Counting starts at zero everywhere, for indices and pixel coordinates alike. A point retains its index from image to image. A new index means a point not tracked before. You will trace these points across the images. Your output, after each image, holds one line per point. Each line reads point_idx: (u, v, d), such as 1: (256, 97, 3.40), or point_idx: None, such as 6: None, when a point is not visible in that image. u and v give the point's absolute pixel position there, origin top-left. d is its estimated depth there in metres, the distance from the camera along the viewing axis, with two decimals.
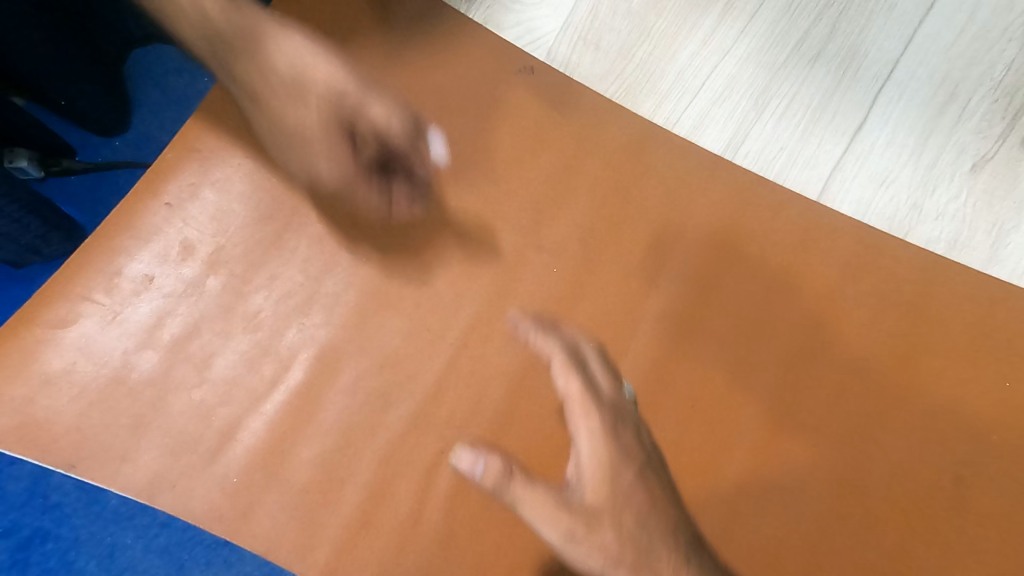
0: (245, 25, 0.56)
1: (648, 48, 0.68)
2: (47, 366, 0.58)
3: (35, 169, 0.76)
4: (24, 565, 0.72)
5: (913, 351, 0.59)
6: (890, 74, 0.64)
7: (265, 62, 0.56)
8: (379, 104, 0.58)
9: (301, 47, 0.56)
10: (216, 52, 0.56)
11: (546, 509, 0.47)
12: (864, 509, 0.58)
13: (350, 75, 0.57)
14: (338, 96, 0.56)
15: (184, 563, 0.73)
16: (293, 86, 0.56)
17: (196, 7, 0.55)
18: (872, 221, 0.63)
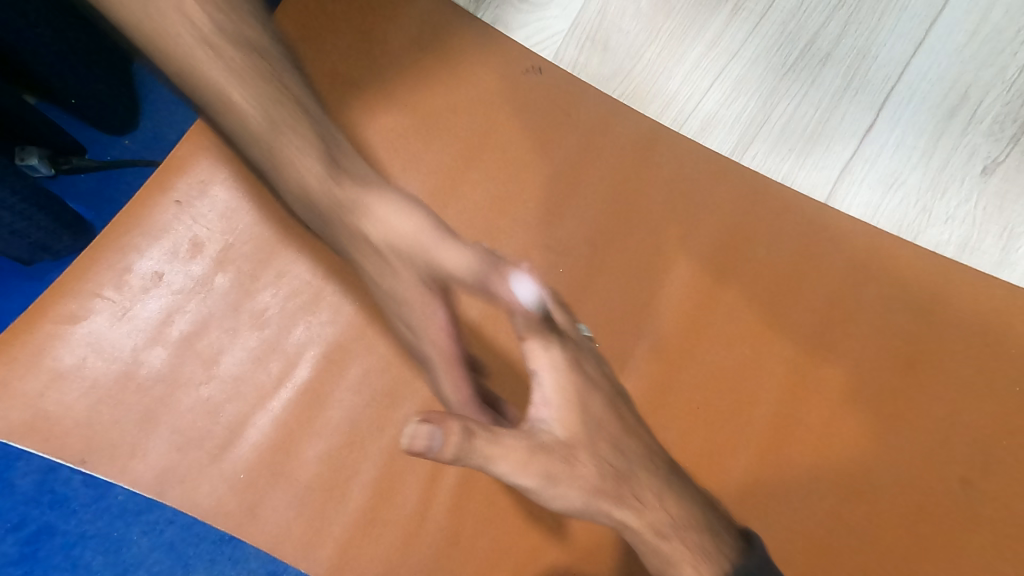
0: (339, 185, 0.51)
1: (656, 49, 0.68)
2: (58, 360, 0.59)
3: (46, 167, 0.76)
4: (32, 560, 0.73)
5: (921, 354, 0.59)
6: (900, 76, 0.64)
7: (357, 230, 0.51)
8: (459, 252, 0.47)
9: (390, 204, 0.50)
10: (319, 223, 0.53)
11: (525, 459, 0.43)
12: (871, 512, 0.57)
13: (434, 232, 0.48)
14: (423, 260, 0.48)
15: (189, 560, 0.73)
16: (383, 252, 0.50)
17: (298, 179, 0.52)
18: (880, 222, 0.63)
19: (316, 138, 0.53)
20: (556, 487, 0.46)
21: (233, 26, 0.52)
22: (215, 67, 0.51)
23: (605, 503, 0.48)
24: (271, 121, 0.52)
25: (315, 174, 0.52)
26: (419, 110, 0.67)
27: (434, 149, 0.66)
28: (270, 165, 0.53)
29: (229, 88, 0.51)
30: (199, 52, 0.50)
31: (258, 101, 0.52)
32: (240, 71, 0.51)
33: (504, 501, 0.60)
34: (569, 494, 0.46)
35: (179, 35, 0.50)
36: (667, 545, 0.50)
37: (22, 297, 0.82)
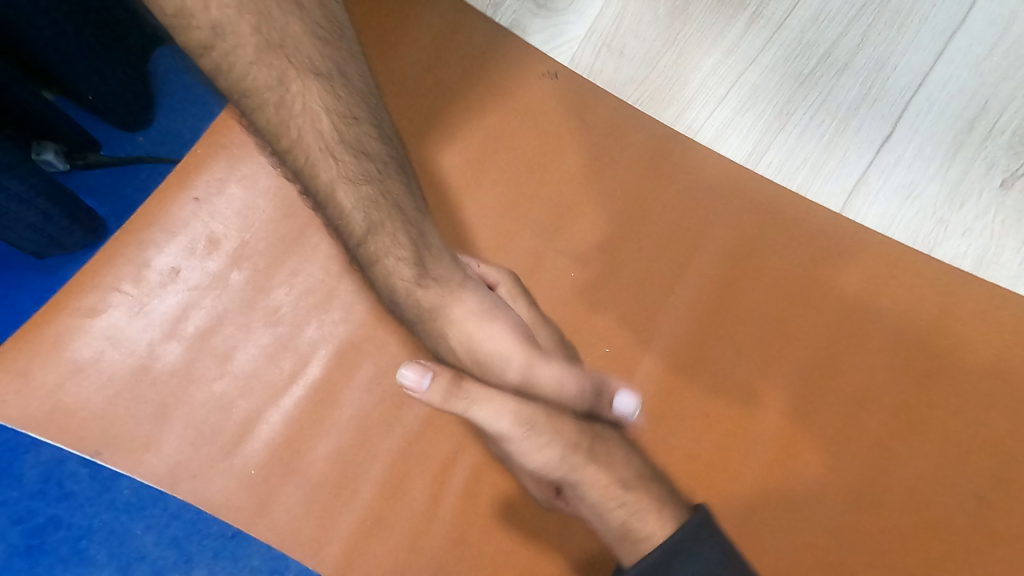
0: (434, 298, 0.56)
1: (672, 56, 0.68)
2: (75, 353, 0.60)
3: (61, 162, 0.78)
4: (37, 553, 0.74)
5: (934, 367, 0.59)
6: (919, 87, 0.64)
7: (449, 334, 0.57)
8: (545, 373, 0.58)
9: (484, 319, 0.58)
10: (409, 320, 0.57)
11: (495, 404, 0.55)
12: (880, 525, 0.57)
13: (528, 356, 0.58)
14: (511, 372, 0.58)
15: (192, 555, 0.73)
16: (474, 358, 0.58)
17: (390, 281, 0.54)
18: (896, 234, 0.63)
19: (412, 247, 0.53)
20: (528, 438, 0.56)
21: (352, 128, 0.47)
22: (331, 173, 0.48)
23: (578, 460, 0.57)
24: (373, 230, 0.51)
25: (407, 280, 0.54)
26: (435, 112, 0.67)
27: (448, 151, 0.67)
28: (365, 265, 0.54)
29: (339, 197, 0.48)
30: (320, 159, 0.47)
31: (360, 207, 0.49)
32: (355, 180, 0.48)
33: (511, 503, 0.61)
34: (543, 449, 0.57)
35: (302, 138, 0.46)
36: (631, 497, 0.57)
37: (31, 289, 0.82)
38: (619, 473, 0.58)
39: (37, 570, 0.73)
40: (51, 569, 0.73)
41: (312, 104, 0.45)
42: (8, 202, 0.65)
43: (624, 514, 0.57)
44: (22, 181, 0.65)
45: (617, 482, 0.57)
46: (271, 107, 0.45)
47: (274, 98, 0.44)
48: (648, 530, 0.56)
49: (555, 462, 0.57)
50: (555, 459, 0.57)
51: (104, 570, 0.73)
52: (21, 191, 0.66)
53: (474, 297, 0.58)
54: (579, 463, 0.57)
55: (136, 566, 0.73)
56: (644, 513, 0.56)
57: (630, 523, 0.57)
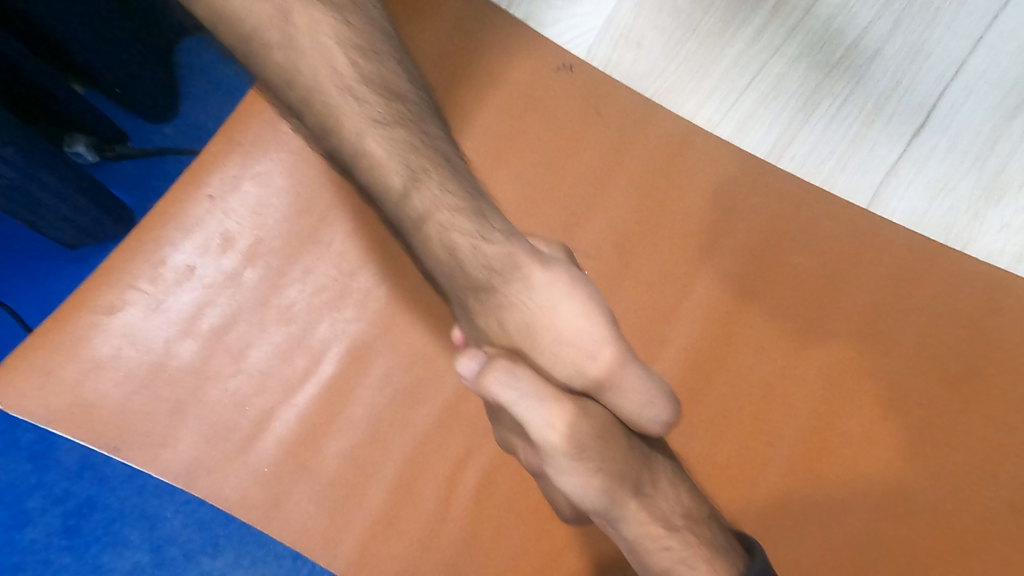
0: (500, 261, 0.50)
1: (692, 47, 0.66)
2: (94, 350, 0.60)
3: (91, 153, 0.85)
4: (75, 532, 0.82)
5: (967, 369, 0.56)
6: (956, 75, 0.61)
7: (522, 310, 0.51)
8: (635, 382, 0.50)
9: (568, 298, 0.51)
10: (466, 290, 0.52)
11: (545, 404, 0.48)
12: (906, 531, 0.55)
13: (619, 354, 0.50)
14: (595, 367, 0.50)
15: (220, 540, 0.82)
16: (552, 344, 0.51)
17: (444, 242, 0.51)
18: (927, 229, 0.60)
19: (462, 199, 0.51)
20: (573, 461, 0.49)
21: (371, 66, 0.49)
22: (355, 115, 0.48)
23: (623, 495, 0.50)
24: (414, 177, 0.49)
25: (467, 243, 0.50)
26: (449, 107, 0.66)
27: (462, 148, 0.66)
28: (413, 226, 0.51)
29: (367, 140, 0.49)
30: (341, 103, 0.48)
31: (395, 151, 0.49)
32: (382, 121, 0.49)
33: (524, 505, 0.60)
34: (586, 476, 0.49)
35: (317, 80, 0.48)
36: (677, 542, 0.50)
37: (66, 281, 0.90)
38: (666, 511, 0.51)
39: (75, 547, 0.81)
40: (87, 547, 0.82)
41: (321, 41, 0.47)
42: (42, 194, 0.71)
43: (669, 559, 0.51)
44: (53, 173, 0.70)
45: (662, 521, 0.51)
46: (279, 50, 0.48)
47: (280, 39, 0.47)
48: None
49: (597, 494, 0.49)
50: (597, 489, 0.49)
51: (135, 553, 0.82)
52: (51, 182, 0.70)
53: (562, 274, 0.51)
54: (624, 499, 0.50)
55: (166, 549, 0.82)
56: (693, 560, 0.50)
57: (675, 569, 0.50)
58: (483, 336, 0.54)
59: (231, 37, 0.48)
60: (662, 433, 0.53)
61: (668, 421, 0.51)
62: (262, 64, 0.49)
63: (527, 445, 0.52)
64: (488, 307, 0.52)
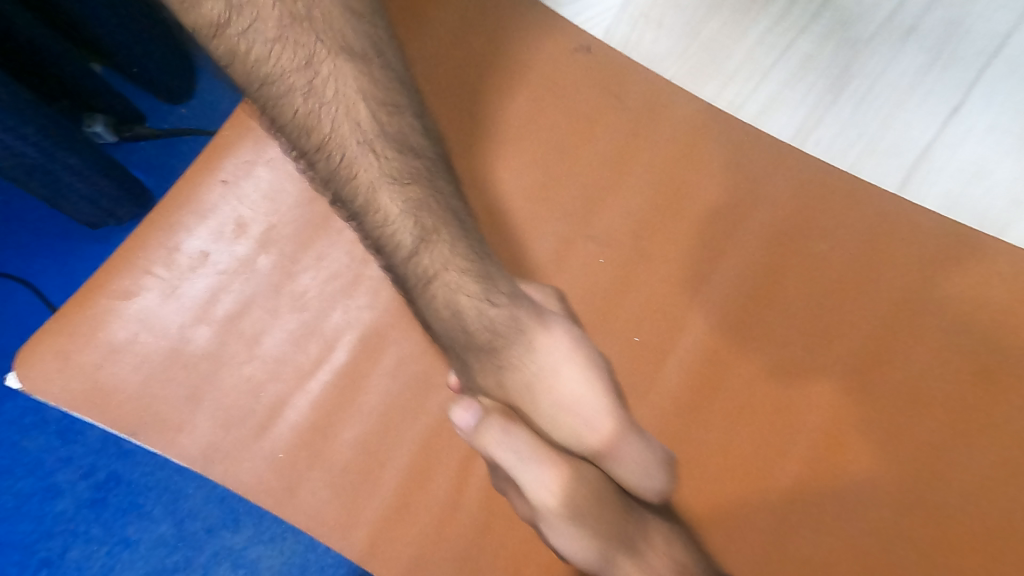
0: (505, 324, 0.54)
1: (716, 25, 0.64)
2: (112, 334, 0.61)
3: (109, 133, 0.87)
4: (102, 504, 0.85)
5: (1000, 361, 0.54)
6: (998, 51, 0.58)
7: (529, 375, 0.56)
8: (633, 453, 0.56)
9: (574, 369, 0.56)
10: (470, 350, 0.55)
11: (543, 465, 0.54)
12: (933, 529, 0.52)
13: (618, 426, 0.56)
14: (596, 435, 0.56)
15: (240, 516, 0.85)
16: (554, 413, 0.56)
17: (450, 303, 0.53)
18: (960, 216, 0.57)
19: (471, 262, 0.52)
20: (566, 522, 0.54)
21: (393, 124, 0.48)
22: (371, 170, 0.47)
23: (616, 554, 0.55)
24: (425, 238, 0.50)
25: (472, 305, 0.53)
26: (462, 91, 0.64)
27: (475, 133, 0.64)
28: (419, 285, 0.52)
29: (380, 196, 0.48)
30: (358, 155, 0.47)
31: (407, 211, 0.49)
32: (399, 179, 0.48)
33: None
34: (582, 540, 0.54)
35: (338, 133, 0.46)
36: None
37: (88, 258, 0.91)
38: (655, 565, 0.55)
39: (101, 519, 0.84)
40: (113, 520, 0.84)
41: (346, 95, 0.46)
42: (60, 172, 0.71)
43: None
44: (73, 156, 0.71)
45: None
46: (299, 96, 0.45)
47: (303, 85, 0.45)
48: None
49: (592, 556, 0.54)
50: (593, 552, 0.54)
51: (159, 526, 0.85)
52: (74, 163, 0.72)
53: (563, 338, 0.56)
54: (617, 557, 0.55)
55: (188, 523, 0.85)
56: None
57: None
58: (480, 390, 0.58)
59: (239, 71, 0.44)
60: (659, 501, 0.57)
61: (663, 489, 0.57)
62: (276, 105, 0.45)
63: (527, 510, 0.55)
64: (488, 363, 0.56)
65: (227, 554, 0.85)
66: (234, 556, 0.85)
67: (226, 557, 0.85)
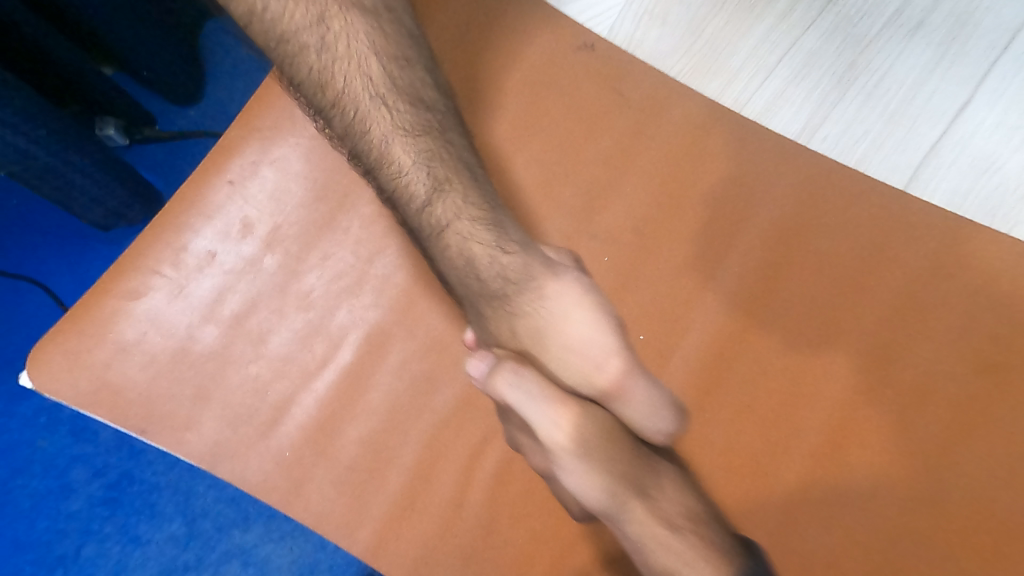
0: (517, 271, 0.52)
1: (720, 23, 0.63)
2: (121, 334, 0.61)
3: (121, 137, 0.87)
4: (115, 502, 0.86)
5: (1010, 358, 0.53)
6: (1006, 45, 0.58)
7: (534, 317, 0.53)
8: (641, 392, 0.52)
9: (582, 309, 0.52)
10: (481, 297, 0.53)
11: (554, 406, 0.51)
12: (940, 526, 0.52)
13: (627, 365, 0.52)
14: (604, 376, 0.52)
15: (250, 515, 0.86)
16: (560, 353, 0.53)
17: (463, 252, 0.52)
18: (968, 211, 0.57)
19: (482, 211, 0.51)
20: (577, 460, 0.51)
21: (403, 75, 0.48)
22: (384, 124, 0.47)
23: (626, 494, 0.51)
24: (439, 189, 0.50)
25: (484, 253, 0.51)
26: (466, 90, 0.65)
27: (479, 131, 0.64)
28: (432, 235, 0.52)
29: (394, 147, 0.48)
30: (370, 109, 0.47)
31: (421, 161, 0.49)
32: (411, 131, 0.48)
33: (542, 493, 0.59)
34: (591, 475, 0.50)
35: (350, 87, 0.46)
36: (680, 543, 0.50)
37: (99, 261, 0.92)
38: (667, 511, 0.51)
39: (115, 518, 0.85)
40: (126, 519, 0.85)
41: (359, 50, 0.45)
42: (72, 174, 0.72)
43: (670, 559, 0.50)
44: (83, 158, 0.72)
45: (663, 522, 0.51)
46: (312, 52, 0.44)
47: (315, 42, 0.44)
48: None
49: (601, 492, 0.51)
50: (600, 488, 0.51)
51: (171, 524, 0.86)
52: (84, 166, 0.73)
53: (573, 284, 0.53)
54: (629, 500, 0.51)
55: (200, 521, 0.86)
56: (695, 561, 0.50)
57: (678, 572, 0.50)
58: (490, 336, 0.56)
59: (255, 31, 0.44)
60: (667, 441, 0.54)
61: (672, 431, 0.54)
62: (289, 63, 0.45)
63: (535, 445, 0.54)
64: (495, 305, 0.53)
65: (238, 552, 0.85)
66: (245, 555, 0.85)
67: (237, 556, 0.85)
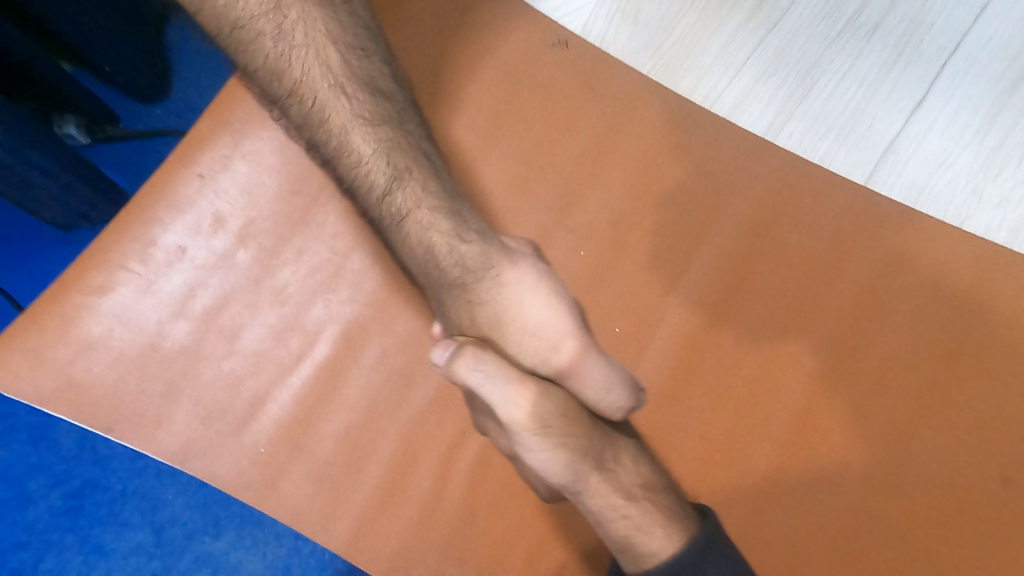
0: (473, 259, 0.53)
1: (690, 21, 0.65)
2: (86, 330, 0.60)
3: (82, 134, 0.85)
4: (76, 511, 0.83)
5: (961, 345, 0.56)
6: (958, 47, 0.60)
7: (491, 304, 0.54)
8: (598, 372, 0.53)
9: (536, 293, 0.54)
10: (442, 289, 0.54)
11: (513, 385, 0.50)
12: (896, 505, 0.55)
13: (583, 345, 0.53)
14: (560, 357, 0.53)
15: (221, 521, 0.85)
16: (517, 336, 0.54)
17: (422, 241, 0.52)
18: (924, 205, 0.59)
19: (441, 201, 0.52)
20: (536, 438, 0.50)
21: (362, 65, 0.48)
22: (343, 113, 0.48)
23: (585, 468, 0.51)
24: (399, 178, 0.50)
25: (443, 241, 0.52)
26: (443, 87, 0.65)
27: (455, 127, 0.65)
28: (392, 224, 0.52)
29: (352, 136, 0.48)
30: (330, 99, 0.47)
31: (381, 151, 0.49)
32: (371, 120, 0.48)
33: (520, 484, 0.60)
34: (552, 451, 0.50)
35: (307, 76, 0.46)
36: (636, 511, 0.51)
37: (57, 262, 0.89)
38: (624, 481, 0.52)
39: (76, 527, 0.83)
40: (89, 528, 0.83)
41: (316, 38, 0.45)
42: (30, 171, 0.69)
43: (627, 527, 0.51)
44: (43, 153, 0.69)
45: (621, 492, 0.52)
46: (268, 40, 0.45)
47: (272, 30, 0.44)
48: (654, 549, 0.49)
49: (562, 468, 0.51)
50: (562, 464, 0.50)
51: (137, 532, 0.84)
52: (45, 165, 0.71)
53: (527, 269, 0.54)
54: (585, 470, 0.51)
55: (167, 529, 0.84)
56: (649, 527, 0.50)
57: (632, 537, 0.51)
58: (454, 327, 0.56)
59: (208, 16, 0.43)
60: (624, 417, 0.55)
61: (626, 407, 0.54)
62: (247, 50, 0.45)
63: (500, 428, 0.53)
64: (458, 299, 0.54)
65: (208, 559, 0.84)
66: (215, 563, 0.84)
67: (206, 564, 0.84)
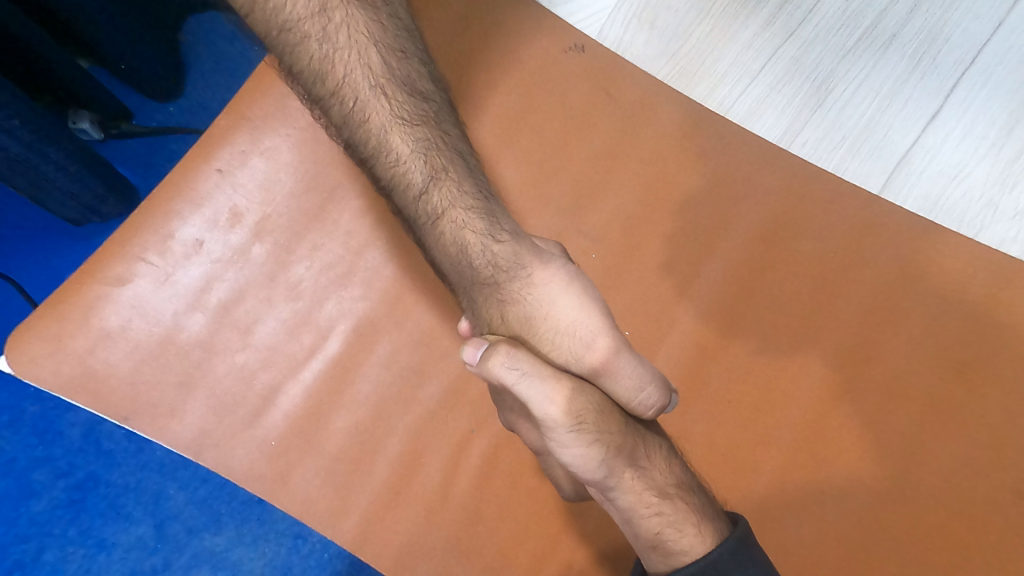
0: (507, 258, 0.52)
1: (706, 29, 0.65)
2: (103, 321, 0.61)
3: (95, 130, 0.84)
4: (79, 505, 0.84)
5: (972, 357, 0.56)
6: (975, 59, 0.60)
7: (522, 304, 0.53)
8: (630, 368, 0.51)
9: (567, 293, 0.52)
10: (474, 286, 0.54)
11: (549, 383, 0.48)
12: (904, 513, 0.55)
13: (616, 343, 0.51)
14: (592, 356, 0.51)
15: (222, 518, 0.85)
16: (549, 335, 0.52)
17: (457, 239, 0.52)
18: (939, 217, 0.59)
19: (477, 199, 0.52)
20: (572, 434, 0.48)
21: (401, 66, 0.49)
22: (383, 113, 0.48)
23: (619, 464, 0.50)
24: (435, 177, 0.50)
25: (477, 241, 0.52)
26: (460, 89, 0.66)
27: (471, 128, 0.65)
28: (428, 221, 0.52)
29: (392, 136, 0.49)
30: (370, 99, 0.48)
31: (419, 150, 0.50)
32: (409, 121, 0.49)
33: (528, 484, 0.60)
34: (587, 448, 0.49)
35: (350, 77, 0.47)
36: (669, 508, 0.51)
37: (69, 257, 0.91)
38: (657, 479, 0.52)
39: (79, 521, 0.84)
40: (91, 522, 0.84)
41: (358, 40, 0.46)
42: (47, 167, 0.71)
43: (659, 523, 0.51)
44: (59, 149, 0.71)
45: (654, 489, 0.52)
46: (313, 42, 0.46)
47: (317, 32, 0.45)
48: (685, 545, 0.50)
49: (596, 465, 0.49)
50: (597, 461, 0.49)
51: (138, 527, 0.84)
52: (59, 159, 0.72)
53: (560, 271, 0.53)
54: (621, 467, 0.51)
55: (169, 524, 0.84)
56: (680, 523, 0.51)
57: (664, 534, 0.51)
58: (484, 324, 0.56)
59: (258, 20, 0.45)
60: (654, 416, 0.53)
61: (660, 406, 0.53)
62: (292, 52, 0.46)
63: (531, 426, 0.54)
64: (489, 295, 0.54)
65: (208, 556, 0.85)
66: (215, 559, 0.85)
67: (207, 560, 0.84)
